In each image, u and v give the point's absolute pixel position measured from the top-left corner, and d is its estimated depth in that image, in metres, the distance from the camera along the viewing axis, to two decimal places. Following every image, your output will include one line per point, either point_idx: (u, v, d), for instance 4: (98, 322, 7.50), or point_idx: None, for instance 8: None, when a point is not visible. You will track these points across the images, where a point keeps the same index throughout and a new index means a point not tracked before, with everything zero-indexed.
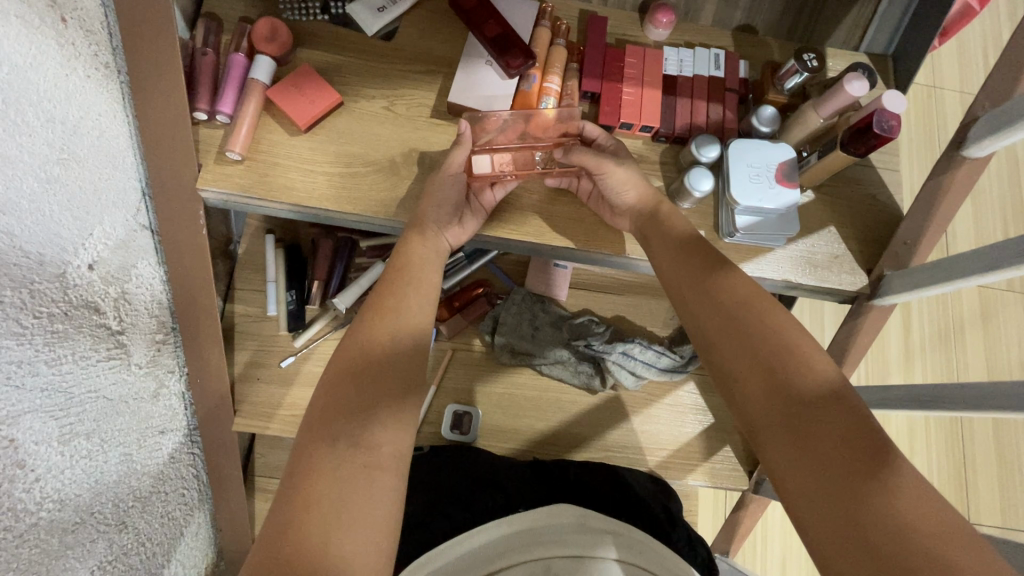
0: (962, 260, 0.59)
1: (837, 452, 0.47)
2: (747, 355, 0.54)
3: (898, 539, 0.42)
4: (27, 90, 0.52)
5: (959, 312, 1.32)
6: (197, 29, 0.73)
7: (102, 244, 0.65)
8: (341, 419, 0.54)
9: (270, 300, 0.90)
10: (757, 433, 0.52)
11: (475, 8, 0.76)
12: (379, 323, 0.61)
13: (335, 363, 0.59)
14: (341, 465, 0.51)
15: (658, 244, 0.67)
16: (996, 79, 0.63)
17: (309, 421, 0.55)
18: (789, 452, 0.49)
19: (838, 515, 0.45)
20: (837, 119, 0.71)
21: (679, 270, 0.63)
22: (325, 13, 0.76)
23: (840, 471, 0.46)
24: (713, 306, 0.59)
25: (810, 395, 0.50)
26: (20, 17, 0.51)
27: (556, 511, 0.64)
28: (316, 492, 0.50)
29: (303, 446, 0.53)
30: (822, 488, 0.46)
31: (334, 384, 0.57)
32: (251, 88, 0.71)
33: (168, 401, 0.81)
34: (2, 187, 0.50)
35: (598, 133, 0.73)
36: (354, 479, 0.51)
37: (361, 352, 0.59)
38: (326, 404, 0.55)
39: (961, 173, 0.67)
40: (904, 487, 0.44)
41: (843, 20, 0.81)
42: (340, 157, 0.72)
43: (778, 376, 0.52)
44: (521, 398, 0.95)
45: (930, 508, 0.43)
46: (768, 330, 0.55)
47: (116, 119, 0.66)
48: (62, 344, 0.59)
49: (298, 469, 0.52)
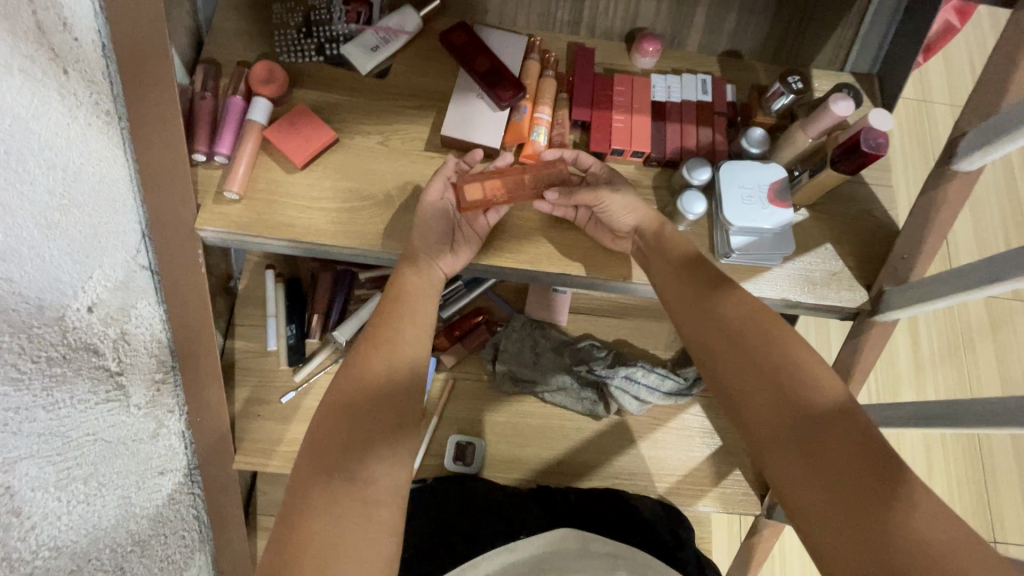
0: (966, 272, 0.58)
1: (848, 469, 0.46)
2: (752, 372, 0.54)
3: (914, 559, 0.41)
4: (28, 139, 0.54)
5: (969, 324, 1.30)
6: (197, 75, 0.76)
7: (102, 286, 0.66)
8: (337, 453, 0.54)
9: (270, 335, 0.91)
10: (764, 453, 0.51)
11: (466, 45, 0.78)
12: (375, 355, 0.61)
13: (330, 397, 0.58)
14: (336, 501, 0.51)
15: (656, 267, 0.67)
16: (981, 93, 0.63)
17: (304, 457, 0.54)
18: (797, 470, 0.48)
19: (850, 536, 0.44)
20: (827, 137, 0.72)
21: (681, 289, 0.63)
22: (320, 55, 0.79)
23: (850, 488, 0.45)
24: (717, 323, 0.58)
25: (818, 410, 0.50)
26: (25, 72, 0.53)
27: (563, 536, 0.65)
28: (312, 531, 0.49)
29: (299, 483, 0.53)
30: (832, 509, 0.45)
31: (328, 420, 0.56)
32: (250, 128, 0.72)
33: (168, 441, 0.80)
34: (4, 232, 0.51)
35: (593, 162, 0.74)
36: (349, 517, 0.50)
37: (357, 386, 0.58)
38: (321, 440, 0.55)
39: (954, 187, 0.67)
40: (919, 503, 0.43)
41: (827, 43, 0.83)
42: (337, 193, 0.73)
43: (784, 392, 0.51)
44: (524, 426, 0.94)
45: (944, 525, 0.42)
46: (772, 346, 0.54)
47: (116, 164, 0.67)
48: (61, 387, 0.60)
49: (293, 506, 0.51)
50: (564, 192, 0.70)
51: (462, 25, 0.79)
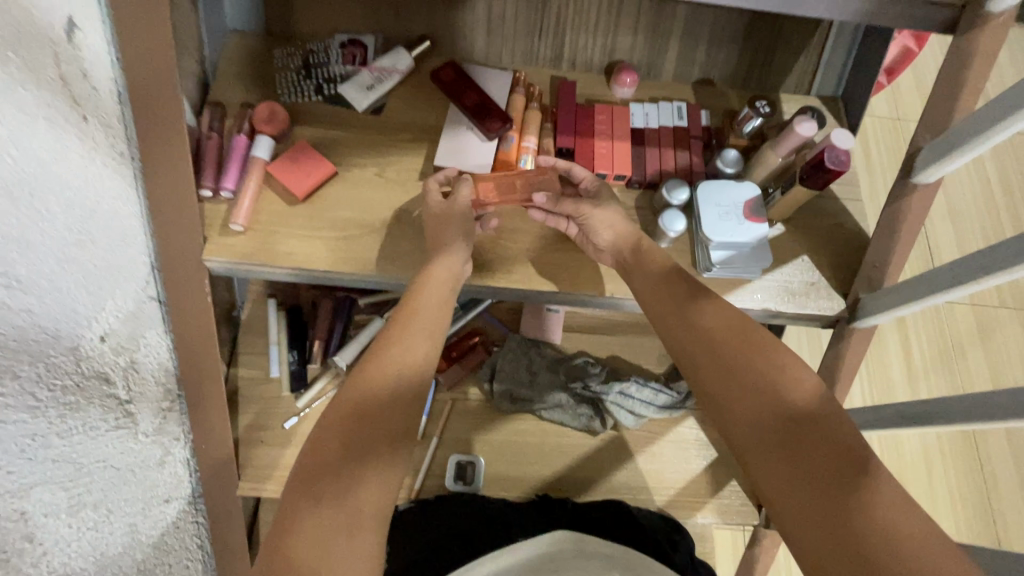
0: (937, 278, 0.61)
1: (829, 469, 0.49)
2: (732, 379, 0.57)
3: (882, 553, 0.45)
4: (52, 185, 0.63)
5: (957, 331, 1.34)
6: (204, 116, 0.80)
7: (114, 316, 0.73)
8: (327, 475, 0.55)
9: (273, 361, 0.93)
10: (744, 455, 0.54)
11: (455, 82, 0.84)
12: (377, 367, 0.62)
13: (327, 414, 0.59)
14: (322, 520, 0.53)
15: (640, 279, 0.69)
16: (932, 110, 0.67)
17: (295, 477, 0.56)
18: (774, 471, 0.52)
19: (823, 533, 0.47)
20: (795, 156, 0.77)
21: (665, 298, 0.66)
22: (319, 94, 0.84)
23: (831, 485, 0.49)
24: (698, 333, 0.61)
25: (794, 415, 0.53)
26: (48, 118, 0.61)
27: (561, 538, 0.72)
28: (296, 551, 0.52)
29: (291, 500, 0.55)
30: (807, 507, 0.49)
31: (323, 439, 0.57)
32: (254, 164, 0.77)
33: (174, 468, 0.85)
34: (23, 282, 0.62)
35: (586, 175, 0.78)
36: (335, 538, 0.52)
37: (359, 403, 0.59)
38: (315, 459, 0.56)
39: (916, 199, 0.71)
40: (886, 502, 0.47)
41: (794, 69, 0.88)
42: (336, 222, 0.76)
43: (763, 398, 0.55)
44: (522, 444, 0.96)
45: (907, 519, 0.46)
46: (751, 355, 0.57)
47: (127, 203, 0.71)
48: (73, 416, 0.72)
49: (283, 524, 0.54)
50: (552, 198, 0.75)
51: (452, 63, 0.85)
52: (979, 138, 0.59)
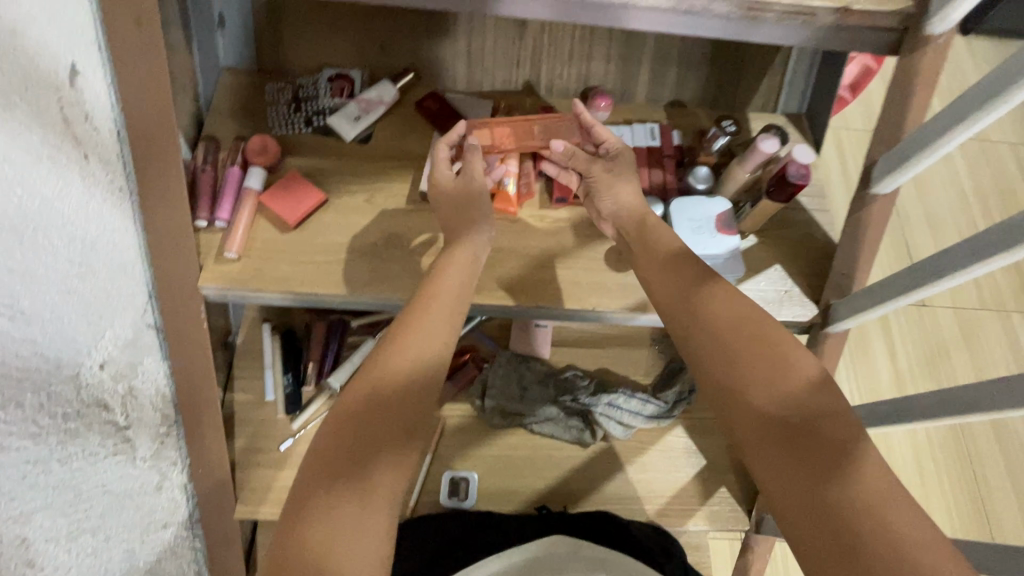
0: (909, 276, 0.64)
1: (823, 446, 0.53)
2: (736, 358, 0.60)
3: (864, 516, 0.49)
4: (53, 218, 0.68)
5: (941, 334, 1.37)
6: (199, 150, 0.84)
7: (113, 344, 0.77)
8: (345, 459, 0.58)
9: (268, 385, 0.95)
10: (743, 427, 0.58)
11: (439, 111, 0.89)
12: (397, 355, 0.63)
13: (345, 400, 0.61)
14: (339, 504, 0.55)
15: (647, 267, 0.71)
16: (885, 125, 0.72)
17: (310, 462, 0.58)
18: (770, 443, 0.56)
19: (808, 498, 0.52)
20: (762, 172, 0.81)
21: (671, 282, 0.68)
22: (309, 126, 0.88)
23: (829, 473, 0.52)
24: (703, 314, 0.64)
25: (792, 393, 0.57)
26: (51, 159, 0.66)
27: (553, 540, 0.82)
28: (314, 531, 0.54)
29: (309, 483, 0.57)
30: (795, 475, 0.53)
31: (341, 425, 0.59)
32: (247, 195, 0.80)
33: (172, 493, 0.87)
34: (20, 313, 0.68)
35: (609, 137, 0.80)
36: (350, 519, 0.55)
37: (378, 392, 0.61)
38: (333, 444, 0.59)
39: (876, 209, 0.75)
40: (869, 474, 0.51)
41: (759, 89, 0.93)
42: (327, 247, 0.79)
43: (764, 375, 0.58)
44: (515, 458, 0.98)
45: (886, 490, 0.50)
46: (755, 338, 0.61)
47: (126, 234, 0.74)
48: (74, 442, 0.78)
49: (301, 506, 0.56)
50: (569, 152, 0.79)
51: (435, 94, 0.90)
52: (937, 141, 0.62)
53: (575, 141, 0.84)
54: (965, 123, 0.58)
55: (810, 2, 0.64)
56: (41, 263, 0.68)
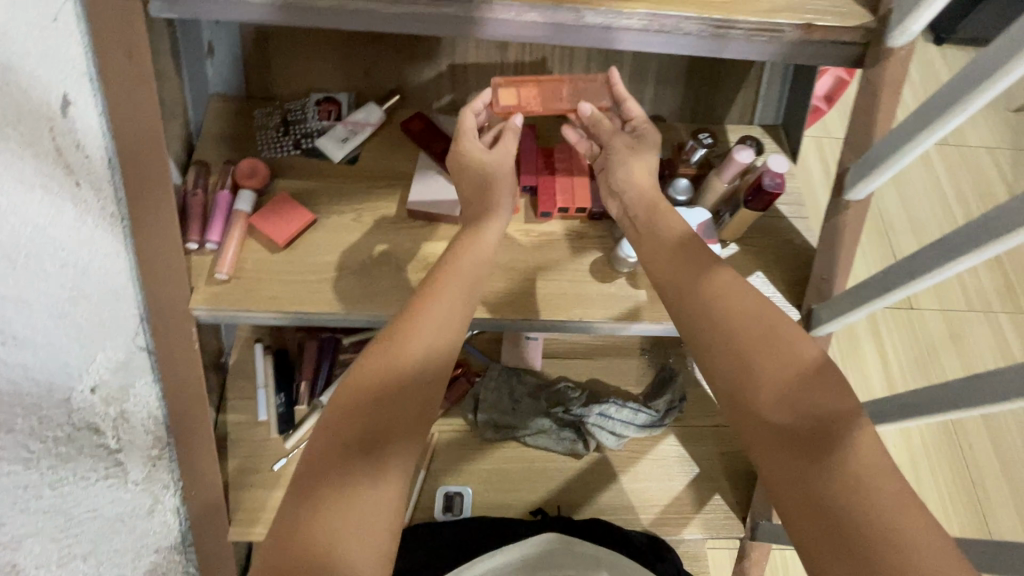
0: (886, 277, 0.65)
1: (826, 415, 0.55)
2: (749, 327, 0.60)
3: (859, 480, 0.51)
4: (46, 245, 0.69)
5: (930, 337, 1.39)
6: (189, 174, 0.86)
7: (104, 368, 0.79)
8: (357, 434, 0.58)
9: (261, 406, 0.96)
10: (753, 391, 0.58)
11: (423, 131, 0.90)
12: (411, 334, 0.63)
13: (358, 376, 0.61)
14: (350, 479, 0.56)
15: (652, 248, 0.70)
16: (854, 134, 0.75)
17: (322, 436, 0.58)
18: (776, 407, 0.57)
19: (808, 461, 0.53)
20: (739, 182, 0.84)
21: (678, 255, 0.68)
22: (298, 148, 0.90)
23: (831, 441, 0.54)
24: (715, 285, 0.64)
25: (802, 362, 0.58)
26: (44, 187, 0.67)
27: (551, 539, 0.83)
28: (325, 504, 0.54)
29: (320, 456, 0.57)
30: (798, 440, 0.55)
31: (354, 401, 0.59)
32: (237, 217, 0.82)
33: (163, 516, 0.88)
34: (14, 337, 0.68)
35: (636, 112, 0.78)
36: (360, 495, 0.55)
37: (391, 369, 0.61)
38: (345, 419, 0.58)
39: (850, 215, 0.77)
40: (864, 445, 0.53)
41: (736, 102, 0.96)
42: (316, 266, 0.81)
43: (774, 345, 0.59)
44: (509, 471, 0.98)
45: (880, 461, 0.52)
46: (766, 311, 0.61)
47: (118, 261, 0.76)
48: (66, 465, 0.78)
49: (311, 480, 0.56)
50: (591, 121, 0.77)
51: (420, 114, 0.92)
52: (900, 151, 0.65)
53: (603, 106, 0.78)
54: (930, 128, 0.60)
55: (774, 19, 0.66)
56: (32, 284, 0.68)
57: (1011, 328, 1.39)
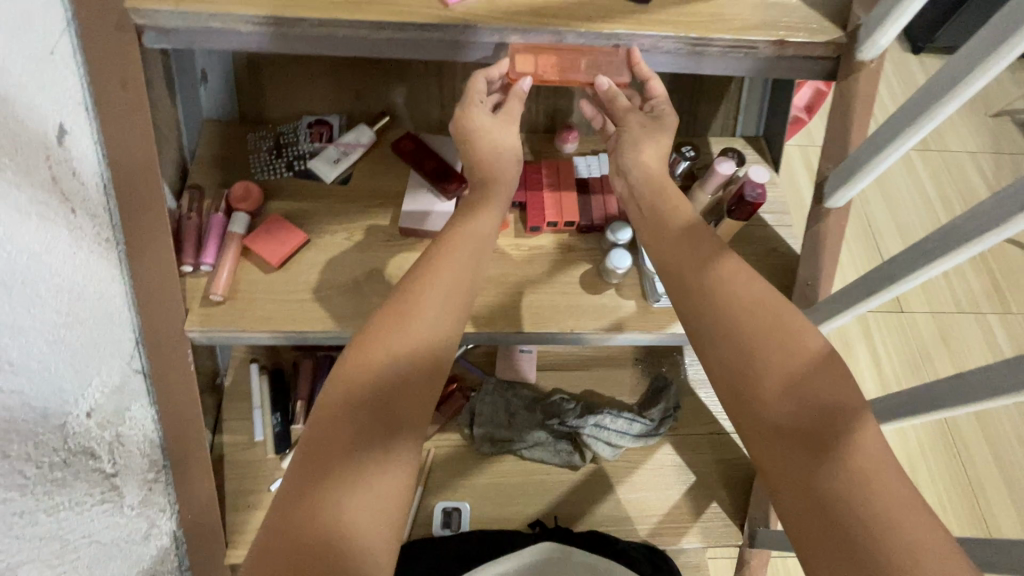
0: (870, 278, 0.67)
1: (838, 396, 0.55)
2: (765, 309, 0.60)
3: (869, 462, 0.52)
4: (40, 268, 0.64)
5: (920, 338, 1.41)
6: (184, 197, 0.87)
7: (100, 391, 0.75)
8: (369, 402, 0.56)
9: (258, 426, 0.97)
10: (770, 361, 0.57)
11: (413, 150, 0.92)
12: (426, 296, 0.61)
13: (373, 338, 0.59)
14: (361, 449, 0.54)
15: (663, 230, 0.68)
16: (831, 144, 0.77)
17: (333, 400, 0.56)
18: (792, 379, 0.56)
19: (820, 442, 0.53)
20: (723, 192, 0.86)
21: (689, 234, 0.67)
22: (290, 170, 0.92)
23: (841, 422, 0.54)
24: (730, 265, 0.63)
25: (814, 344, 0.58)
26: (41, 212, 0.63)
27: (546, 548, 0.87)
28: (336, 472, 0.53)
29: (330, 421, 0.55)
30: (813, 419, 0.54)
31: (368, 364, 0.57)
32: (231, 239, 0.83)
33: (161, 540, 0.87)
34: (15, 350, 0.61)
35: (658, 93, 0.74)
36: (371, 467, 0.54)
37: (407, 334, 0.59)
38: (356, 384, 0.57)
39: (831, 221, 0.80)
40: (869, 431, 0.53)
41: (717, 115, 0.99)
42: (310, 286, 0.82)
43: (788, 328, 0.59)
44: (506, 485, 0.99)
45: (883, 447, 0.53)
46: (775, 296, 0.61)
47: (113, 283, 0.75)
48: (61, 491, 0.70)
49: (320, 447, 0.54)
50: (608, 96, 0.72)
51: (410, 134, 0.94)
52: (877, 157, 0.67)
53: (621, 81, 0.71)
54: (902, 137, 0.62)
55: (748, 36, 0.69)
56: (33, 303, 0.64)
57: (999, 328, 1.41)
